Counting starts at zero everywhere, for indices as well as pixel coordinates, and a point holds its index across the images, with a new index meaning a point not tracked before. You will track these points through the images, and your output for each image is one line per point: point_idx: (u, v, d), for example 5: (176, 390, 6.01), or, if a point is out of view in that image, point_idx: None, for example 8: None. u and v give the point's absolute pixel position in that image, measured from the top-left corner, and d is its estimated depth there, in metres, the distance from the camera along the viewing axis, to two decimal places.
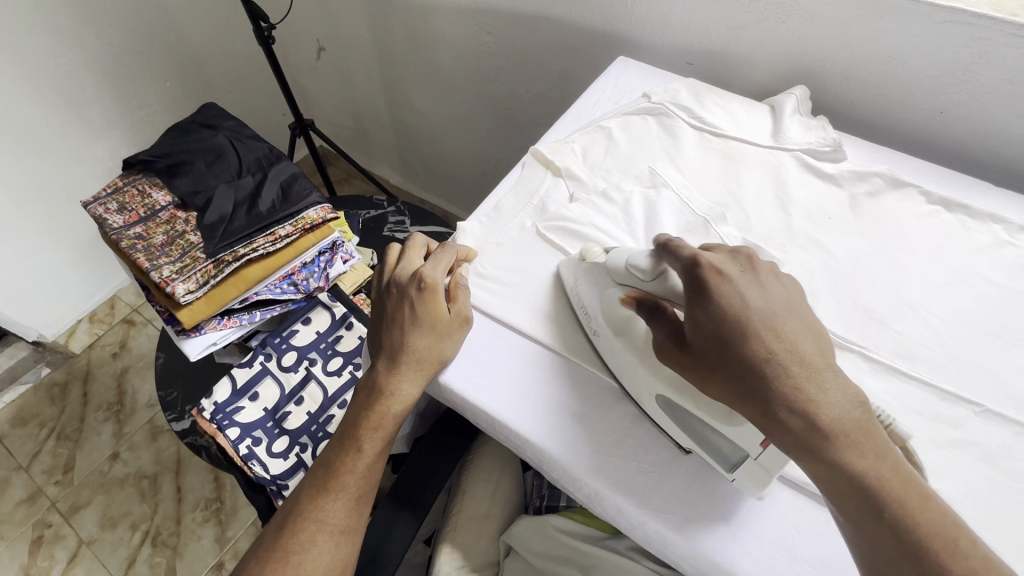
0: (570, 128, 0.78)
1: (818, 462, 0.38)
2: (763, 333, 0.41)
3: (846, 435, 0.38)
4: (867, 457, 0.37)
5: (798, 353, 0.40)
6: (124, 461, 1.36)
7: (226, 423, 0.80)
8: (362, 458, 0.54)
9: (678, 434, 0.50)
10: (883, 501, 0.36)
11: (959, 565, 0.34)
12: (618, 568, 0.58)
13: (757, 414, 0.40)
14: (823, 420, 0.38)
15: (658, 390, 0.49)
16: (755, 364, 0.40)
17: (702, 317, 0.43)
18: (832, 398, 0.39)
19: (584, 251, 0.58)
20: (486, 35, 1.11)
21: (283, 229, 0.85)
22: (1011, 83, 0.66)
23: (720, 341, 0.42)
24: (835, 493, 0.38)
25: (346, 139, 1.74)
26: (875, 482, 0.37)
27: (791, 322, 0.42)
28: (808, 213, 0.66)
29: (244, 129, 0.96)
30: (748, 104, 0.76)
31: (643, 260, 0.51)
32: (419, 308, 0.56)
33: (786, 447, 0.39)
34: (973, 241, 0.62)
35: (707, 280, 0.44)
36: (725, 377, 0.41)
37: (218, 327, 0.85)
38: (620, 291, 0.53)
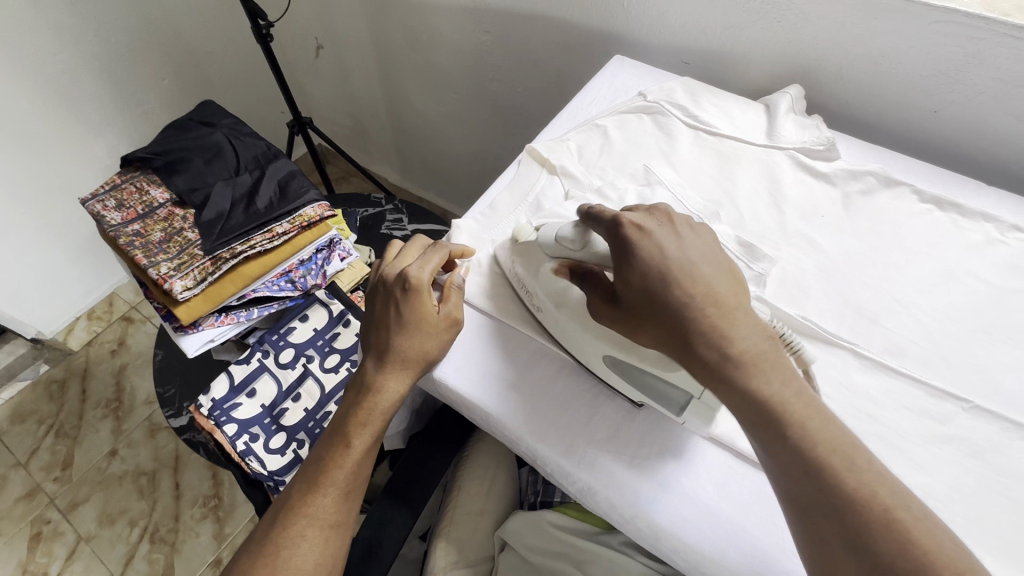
0: (566, 127, 0.78)
1: (730, 391, 0.40)
2: (681, 279, 0.44)
3: (755, 365, 0.40)
4: (772, 383, 0.40)
5: (714, 295, 0.43)
6: (122, 458, 1.36)
7: (224, 419, 0.80)
8: (352, 454, 0.54)
9: (630, 390, 0.52)
10: (786, 422, 0.38)
11: (856, 480, 0.36)
12: (612, 563, 0.59)
13: (680, 354, 0.43)
14: (733, 351, 0.41)
15: (604, 349, 0.52)
16: (674, 307, 0.43)
17: (629, 272, 0.46)
18: (742, 332, 0.41)
19: (516, 232, 0.60)
20: (484, 34, 1.11)
21: (281, 227, 0.86)
22: (1004, 83, 0.66)
23: (645, 291, 0.45)
24: (745, 417, 0.40)
25: (345, 137, 1.75)
26: (780, 407, 0.39)
27: (711, 269, 0.45)
28: (802, 211, 0.66)
29: (242, 126, 0.96)
30: (743, 103, 0.76)
31: (568, 231, 0.53)
32: (406, 308, 0.56)
33: (703, 380, 0.42)
34: (964, 240, 0.63)
35: (629, 237, 0.47)
36: (655, 326, 0.44)
37: (215, 324, 0.85)
38: (551, 262, 0.56)
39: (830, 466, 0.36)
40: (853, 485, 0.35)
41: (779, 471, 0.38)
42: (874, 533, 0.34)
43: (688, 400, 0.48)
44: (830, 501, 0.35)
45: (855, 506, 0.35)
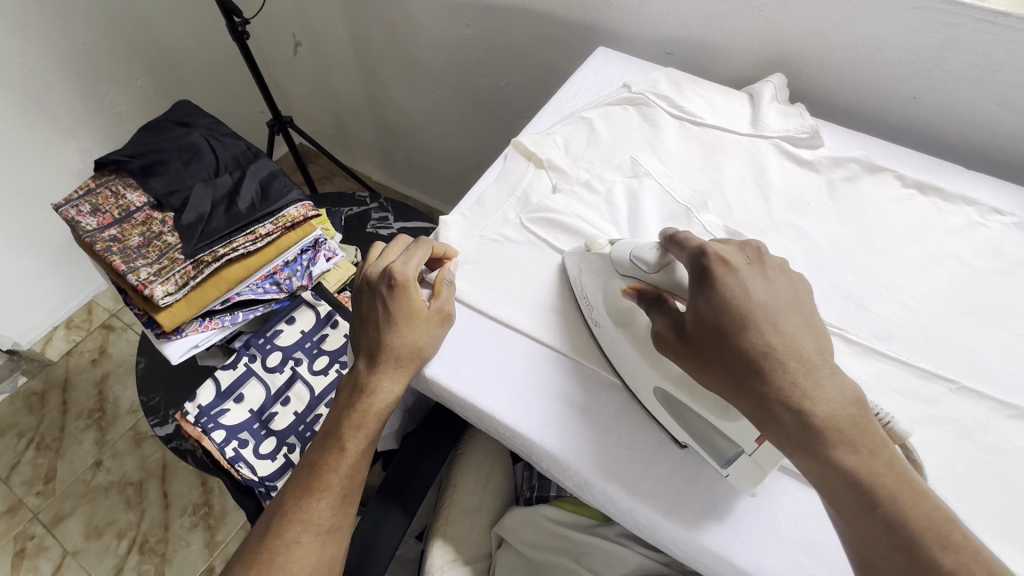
0: (551, 120, 0.78)
1: (815, 459, 0.38)
2: (762, 325, 0.41)
3: (842, 432, 0.37)
4: (860, 453, 0.37)
5: (796, 349, 0.40)
6: (107, 469, 1.33)
7: (212, 426, 0.79)
8: (345, 457, 0.54)
9: (673, 426, 0.50)
10: (879, 497, 0.36)
11: (953, 560, 0.34)
12: (609, 555, 0.59)
13: (753, 408, 0.40)
14: (819, 418, 0.38)
15: (654, 380, 0.50)
16: (749, 358, 0.40)
17: (700, 301, 0.43)
18: (828, 395, 0.38)
19: (588, 242, 0.57)
20: (465, 28, 1.10)
21: (264, 228, 0.84)
22: (981, 68, 0.67)
23: (714, 331, 0.42)
24: (826, 485, 0.38)
25: (326, 135, 1.72)
26: (873, 479, 0.36)
27: (784, 321, 0.41)
28: (787, 199, 0.67)
29: (220, 126, 0.94)
30: (727, 92, 0.77)
31: (647, 253, 0.50)
32: (392, 305, 0.55)
33: (777, 442, 0.40)
34: (946, 223, 0.64)
35: (711, 268, 0.43)
36: (719, 371, 0.42)
37: (199, 329, 0.83)
38: (622, 281, 0.53)
39: (922, 544, 0.35)
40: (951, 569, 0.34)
41: (865, 543, 0.36)
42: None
43: (740, 453, 0.45)
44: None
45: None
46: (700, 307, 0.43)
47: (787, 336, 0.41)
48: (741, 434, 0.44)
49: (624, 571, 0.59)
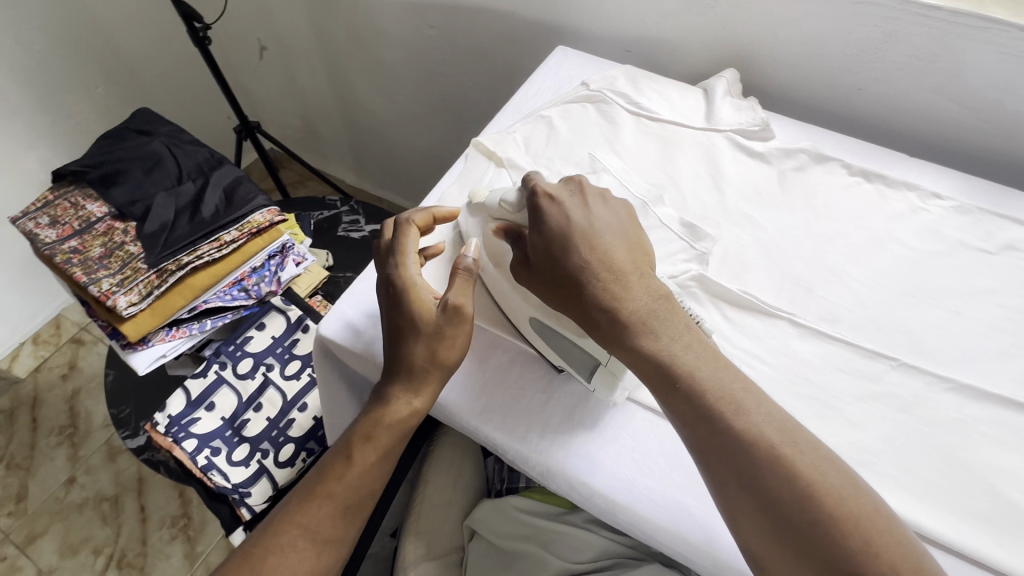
0: (512, 118, 0.79)
1: (627, 350, 0.47)
2: (580, 244, 0.51)
3: (644, 323, 0.47)
4: (661, 341, 0.46)
5: (607, 263, 0.50)
6: (81, 485, 1.31)
7: (182, 435, 0.79)
8: (355, 467, 0.52)
9: (549, 353, 0.56)
10: (675, 374, 0.44)
11: (745, 422, 0.41)
12: (577, 541, 0.61)
13: (580, 315, 0.50)
14: (624, 313, 0.48)
15: (526, 310, 0.56)
16: (571, 272, 0.50)
17: (534, 229, 0.53)
18: (634, 295, 0.48)
19: (471, 194, 0.61)
20: (429, 29, 1.11)
21: (229, 235, 0.83)
22: (919, 60, 0.70)
23: (544, 252, 0.52)
24: (646, 375, 0.46)
25: (296, 140, 1.70)
26: (671, 361, 0.45)
27: (597, 239, 0.51)
28: (740, 190, 0.69)
29: (182, 133, 0.93)
30: (682, 88, 0.79)
31: (512, 195, 0.57)
32: (412, 317, 0.53)
33: (602, 339, 0.49)
34: (890, 208, 0.66)
35: (540, 199, 0.53)
36: (555, 287, 0.51)
37: (166, 339, 0.82)
38: (489, 223, 0.59)
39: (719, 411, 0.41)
40: (742, 427, 0.40)
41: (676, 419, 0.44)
42: (765, 468, 0.39)
43: (597, 363, 0.53)
44: (721, 445, 0.41)
45: (743, 448, 0.40)
46: (534, 236, 0.53)
47: (599, 249, 0.51)
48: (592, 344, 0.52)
49: (590, 555, 0.60)
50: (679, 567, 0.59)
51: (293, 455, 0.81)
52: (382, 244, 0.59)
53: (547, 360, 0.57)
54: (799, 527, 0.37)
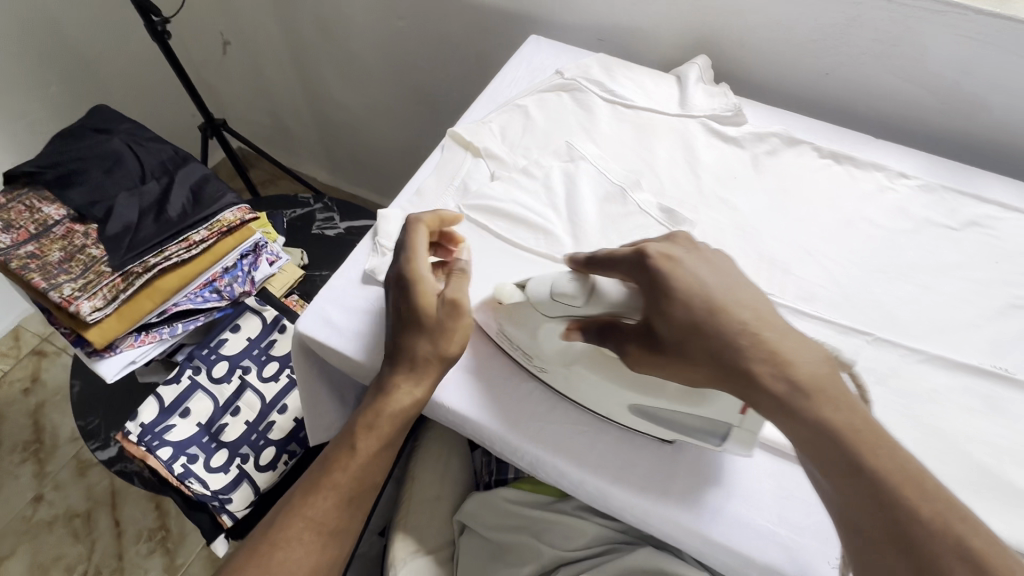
0: (487, 108, 0.78)
1: (802, 423, 0.39)
2: (728, 305, 0.42)
3: (823, 392, 0.39)
4: (841, 411, 0.39)
5: (764, 318, 0.42)
6: (50, 502, 1.26)
7: (157, 443, 0.76)
8: (357, 457, 0.52)
9: (656, 430, 0.51)
10: (854, 447, 0.37)
11: (930, 508, 0.35)
12: (569, 528, 0.61)
13: (739, 387, 0.41)
14: (800, 379, 0.40)
15: (626, 398, 0.49)
16: (727, 338, 0.41)
17: (661, 304, 0.43)
18: (805, 356, 0.40)
19: (498, 294, 0.52)
20: (399, 20, 1.09)
21: (198, 234, 0.81)
22: (881, 43, 0.72)
23: (684, 327, 0.43)
24: (816, 450, 0.39)
25: (265, 138, 1.66)
26: (852, 435, 0.38)
27: (741, 303, 0.43)
28: (716, 174, 0.70)
29: (143, 131, 0.90)
30: (656, 75, 0.79)
31: (565, 285, 0.47)
32: (407, 309, 0.52)
33: (766, 411, 0.40)
34: (859, 188, 0.68)
35: (660, 267, 0.44)
36: (706, 362, 0.42)
37: (135, 344, 0.79)
38: (554, 321, 0.50)
39: (892, 491, 0.36)
40: (928, 516, 0.35)
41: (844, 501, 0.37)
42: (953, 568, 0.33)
43: (728, 428, 0.47)
44: (897, 531, 0.35)
45: (921, 536, 0.34)
46: (663, 314, 0.43)
47: (749, 311, 0.42)
48: (724, 408, 0.45)
49: (583, 542, 0.60)
50: (668, 548, 0.60)
51: (274, 458, 0.79)
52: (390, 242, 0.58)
53: (652, 436, 0.52)
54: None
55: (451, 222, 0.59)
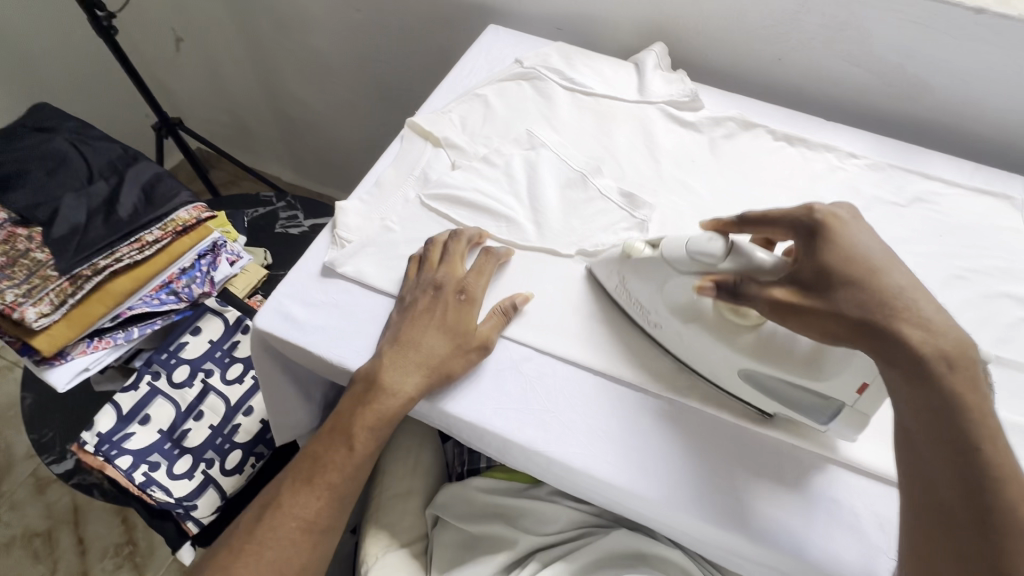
0: (446, 98, 0.77)
1: (925, 390, 0.38)
2: (884, 268, 0.42)
3: (964, 370, 0.38)
4: (974, 392, 0.37)
5: (916, 286, 0.41)
6: (7, 523, 1.20)
7: (115, 453, 0.73)
8: (353, 456, 0.52)
9: (761, 401, 0.50)
10: (972, 429, 0.36)
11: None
12: (541, 514, 0.61)
13: (880, 346, 0.39)
14: (945, 347, 0.38)
15: (740, 362, 0.48)
16: (882, 294, 0.40)
17: (820, 249, 0.44)
18: (943, 322, 0.39)
19: (626, 249, 0.54)
20: (357, 13, 1.07)
21: (151, 235, 0.78)
22: (828, 29, 0.74)
23: (844, 276, 0.42)
24: (929, 421, 0.38)
25: (224, 137, 1.61)
26: (978, 420, 0.36)
27: (896, 267, 0.42)
28: (674, 158, 0.71)
29: (89, 129, 0.86)
30: (614, 63, 0.80)
31: (706, 241, 0.48)
32: (452, 316, 0.55)
33: (899, 371, 0.39)
34: (812, 169, 0.70)
35: (827, 224, 0.45)
36: (851, 315, 0.40)
37: (87, 351, 0.75)
38: (687, 277, 0.50)
39: (991, 480, 0.35)
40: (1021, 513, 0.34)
41: (934, 468, 0.37)
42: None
43: (840, 408, 0.46)
44: (980, 512, 0.35)
45: (1004, 522, 0.34)
46: (822, 256, 0.43)
47: (904, 277, 0.41)
48: (839, 388, 0.45)
49: (556, 527, 0.60)
50: (642, 529, 0.61)
51: (240, 461, 0.77)
52: (441, 242, 0.60)
53: (751, 406, 0.52)
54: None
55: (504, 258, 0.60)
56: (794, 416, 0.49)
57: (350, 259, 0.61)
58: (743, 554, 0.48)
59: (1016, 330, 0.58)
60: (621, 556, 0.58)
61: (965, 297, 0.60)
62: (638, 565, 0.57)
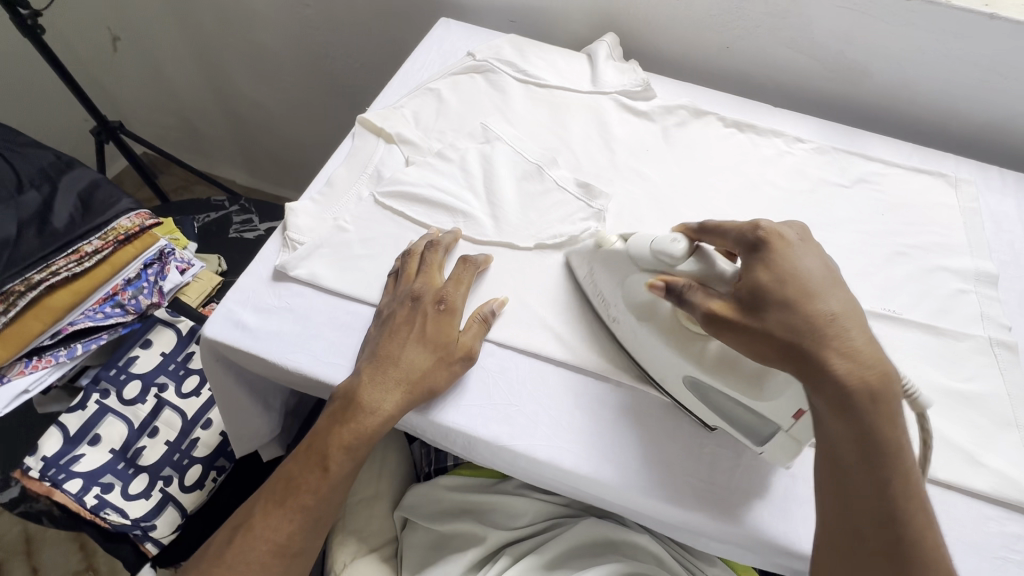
0: (398, 93, 0.76)
1: (853, 423, 0.39)
2: (819, 292, 0.41)
3: (888, 402, 0.39)
4: (893, 429, 0.39)
5: (853, 314, 0.41)
6: None
7: (63, 477, 0.69)
8: (327, 480, 0.50)
9: (704, 412, 0.50)
10: (888, 464, 0.39)
11: (932, 539, 0.38)
12: (511, 509, 0.61)
13: (812, 376, 0.40)
14: (871, 382, 0.39)
15: (684, 368, 0.48)
16: (815, 320, 0.40)
17: (758, 268, 0.44)
18: (874, 355, 0.39)
19: (602, 240, 0.57)
20: (305, 8, 1.04)
21: (90, 245, 0.73)
22: (772, 17, 0.76)
23: (779, 296, 0.42)
24: (857, 456, 0.39)
25: (171, 140, 1.53)
26: (897, 452, 0.39)
27: (833, 292, 0.42)
28: (629, 148, 0.71)
29: (15, 135, 0.79)
30: (567, 54, 0.80)
31: (669, 242, 0.49)
32: (430, 329, 0.53)
33: (827, 404, 0.39)
34: (761, 154, 0.72)
35: (768, 241, 0.45)
36: (785, 338, 0.40)
37: (25, 371, 0.71)
38: (646, 274, 0.52)
39: (900, 510, 0.39)
40: (927, 544, 0.38)
41: (857, 500, 0.39)
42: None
43: (776, 431, 0.46)
44: (893, 543, 0.38)
45: (909, 553, 0.38)
46: (760, 273, 0.43)
47: (839, 301, 0.41)
48: (778, 410, 0.44)
49: (525, 521, 0.61)
50: (612, 517, 0.62)
51: (201, 476, 0.74)
52: (418, 252, 0.58)
53: (695, 417, 0.51)
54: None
55: (482, 267, 0.58)
56: (732, 433, 0.49)
57: (302, 261, 0.59)
58: (706, 534, 0.49)
59: (953, 301, 0.61)
60: (591, 546, 0.58)
61: (906, 272, 0.63)
62: (610, 554, 0.58)
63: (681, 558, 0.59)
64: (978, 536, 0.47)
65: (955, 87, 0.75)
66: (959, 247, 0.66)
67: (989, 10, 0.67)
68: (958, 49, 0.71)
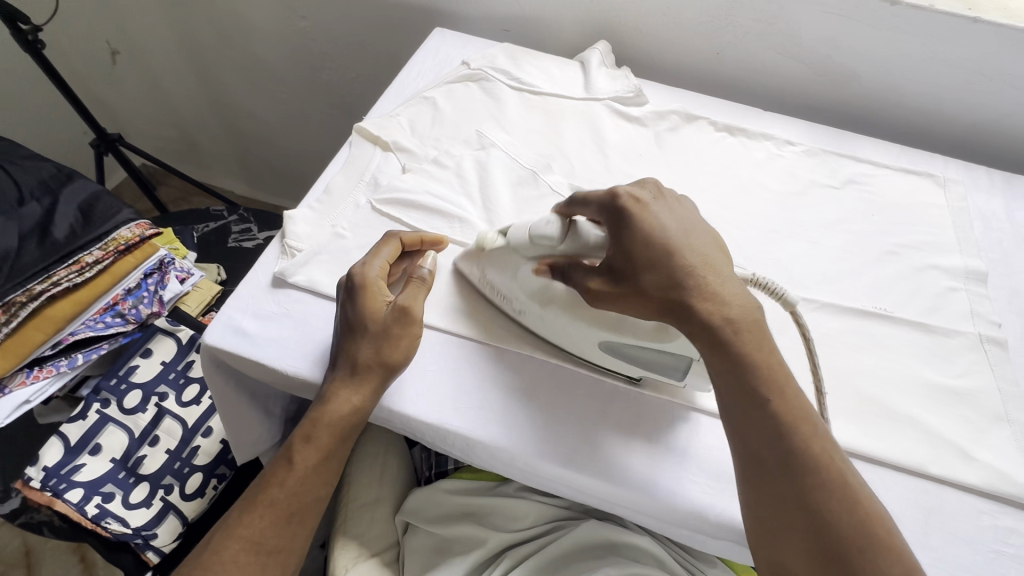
0: (394, 102, 0.77)
1: (725, 357, 0.42)
2: (681, 249, 0.45)
3: (749, 331, 0.43)
4: (762, 354, 0.43)
5: (711, 263, 0.45)
6: None
7: (64, 486, 0.69)
8: (292, 471, 0.50)
9: (625, 367, 0.52)
10: (766, 389, 0.42)
11: (822, 455, 0.40)
12: (510, 510, 0.62)
13: (683, 322, 0.44)
14: (733, 316, 0.43)
15: (597, 336, 0.51)
16: (675, 272, 0.44)
17: (622, 235, 0.46)
18: (732, 293, 0.44)
19: (480, 241, 0.54)
20: (301, 20, 1.05)
21: (91, 256, 0.74)
22: (762, 23, 0.78)
23: (645, 260, 0.45)
24: (733, 388, 0.42)
25: (169, 151, 1.54)
26: (767, 373, 0.42)
27: (691, 245, 0.45)
28: (622, 152, 0.72)
29: (17, 148, 0.79)
30: (560, 62, 0.81)
31: (546, 227, 0.49)
32: (352, 311, 0.52)
33: (699, 343, 0.44)
34: (753, 157, 0.73)
35: (629, 209, 0.46)
36: (658, 295, 0.44)
37: (27, 382, 0.71)
38: (532, 261, 0.52)
39: (790, 433, 0.40)
40: (817, 453, 0.40)
41: (749, 427, 0.42)
42: (826, 495, 0.39)
43: (689, 362, 0.49)
44: (787, 464, 0.40)
45: (803, 469, 0.39)
46: (623, 243, 0.46)
47: (696, 255, 0.45)
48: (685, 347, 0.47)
49: (526, 523, 0.61)
50: (612, 518, 0.62)
51: (201, 484, 0.75)
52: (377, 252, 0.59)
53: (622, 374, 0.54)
54: (839, 550, 0.37)
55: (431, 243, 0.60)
56: (656, 376, 0.52)
57: (301, 268, 0.60)
58: (703, 531, 0.49)
59: (943, 299, 0.62)
60: (592, 547, 0.59)
61: (896, 271, 0.64)
62: (610, 555, 0.58)
63: (680, 559, 0.60)
64: (971, 529, 0.48)
65: (942, 89, 0.76)
66: (949, 246, 0.67)
67: (973, 14, 0.69)
68: (943, 52, 0.73)
